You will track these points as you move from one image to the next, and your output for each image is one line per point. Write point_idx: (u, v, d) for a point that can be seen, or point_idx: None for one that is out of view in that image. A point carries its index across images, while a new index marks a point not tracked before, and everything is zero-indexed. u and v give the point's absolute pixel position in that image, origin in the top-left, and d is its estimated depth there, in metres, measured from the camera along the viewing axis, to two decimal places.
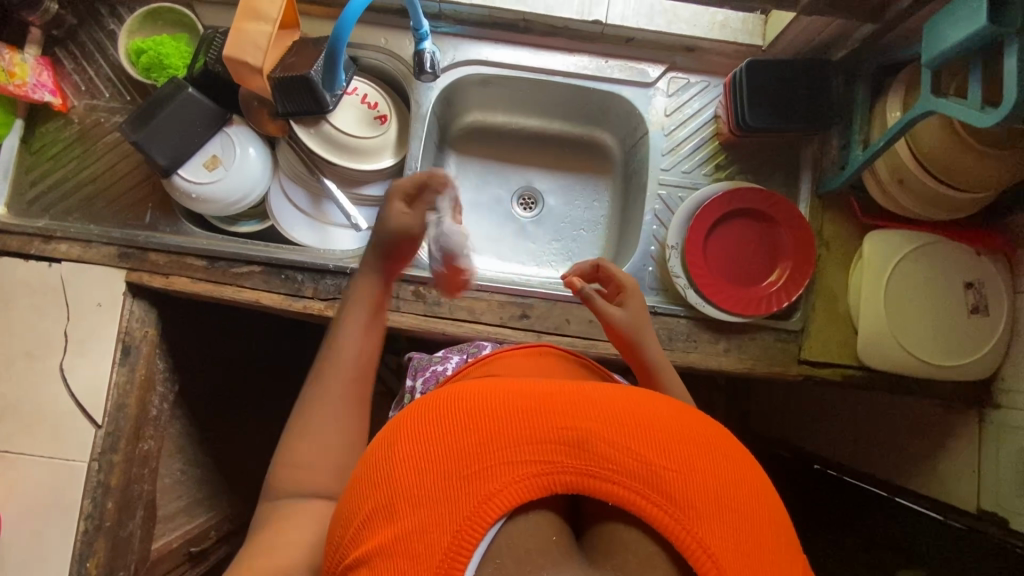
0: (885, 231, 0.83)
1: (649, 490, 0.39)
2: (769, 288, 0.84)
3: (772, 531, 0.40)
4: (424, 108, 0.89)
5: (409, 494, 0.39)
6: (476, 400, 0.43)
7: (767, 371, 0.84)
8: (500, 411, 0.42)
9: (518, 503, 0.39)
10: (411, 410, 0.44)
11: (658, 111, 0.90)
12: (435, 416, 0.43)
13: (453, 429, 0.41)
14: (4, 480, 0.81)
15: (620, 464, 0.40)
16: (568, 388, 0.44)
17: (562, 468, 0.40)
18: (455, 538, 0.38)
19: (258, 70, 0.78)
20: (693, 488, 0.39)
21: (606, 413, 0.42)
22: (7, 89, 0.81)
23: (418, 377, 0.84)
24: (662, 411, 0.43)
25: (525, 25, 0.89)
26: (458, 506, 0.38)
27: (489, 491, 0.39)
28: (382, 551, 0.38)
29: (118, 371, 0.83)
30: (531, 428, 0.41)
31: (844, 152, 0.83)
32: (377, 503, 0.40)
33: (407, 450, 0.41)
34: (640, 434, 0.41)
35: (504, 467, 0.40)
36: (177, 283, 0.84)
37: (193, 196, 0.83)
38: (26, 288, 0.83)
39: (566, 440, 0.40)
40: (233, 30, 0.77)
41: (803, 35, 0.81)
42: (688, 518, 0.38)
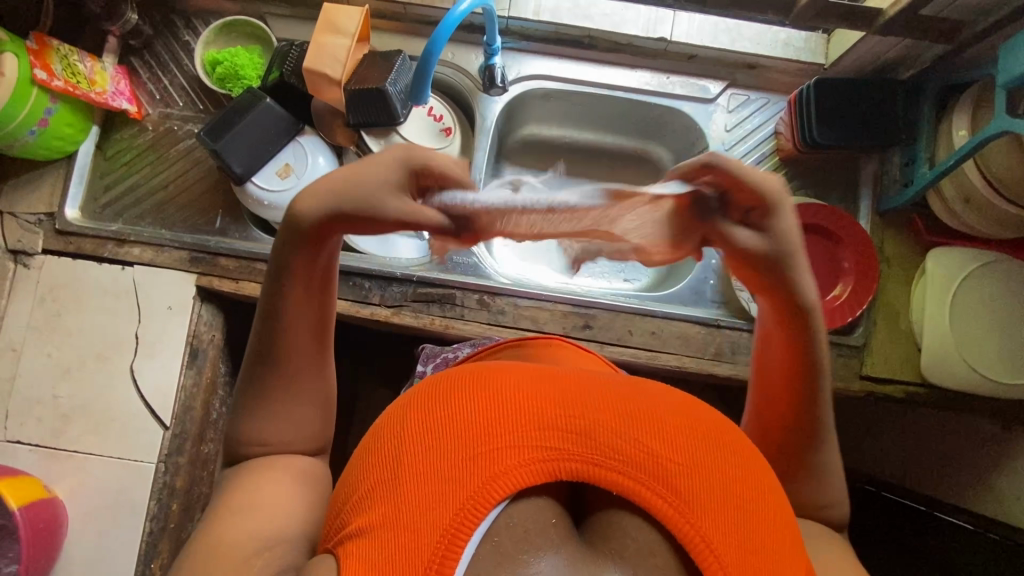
0: (949, 250, 0.83)
1: (654, 479, 0.42)
2: (832, 303, 0.85)
3: (763, 528, 0.42)
4: (489, 121, 0.91)
5: (417, 471, 0.42)
6: (491, 386, 0.46)
7: (828, 386, 0.84)
8: (514, 398, 0.44)
9: (523, 486, 0.42)
10: (427, 390, 0.47)
11: (719, 126, 0.91)
12: (447, 399, 0.45)
13: (468, 413, 0.44)
14: (72, 479, 0.81)
15: (624, 453, 0.42)
16: (578, 382, 0.47)
17: (568, 455, 0.42)
18: (457, 517, 0.40)
19: (335, 82, 0.80)
20: (695, 480, 0.42)
21: (615, 406, 0.45)
22: (89, 96, 0.83)
23: (430, 361, 0.84)
24: (669, 408, 0.46)
25: (590, 41, 0.91)
26: (465, 485, 0.41)
27: (496, 472, 0.41)
28: (384, 523, 0.41)
29: (186, 374, 0.84)
30: (541, 415, 0.44)
31: (909, 169, 0.83)
32: (386, 476, 0.43)
33: (418, 428, 0.44)
34: (645, 427, 0.44)
35: (510, 452, 0.42)
36: (246, 288, 0.85)
37: (265, 204, 0.84)
38: (100, 290, 0.85)
39: (574, 428, 0.43)
40: (314, 42, 0.79)
41: (868, 55, 0.83)
42: (688, 506, 0.41)
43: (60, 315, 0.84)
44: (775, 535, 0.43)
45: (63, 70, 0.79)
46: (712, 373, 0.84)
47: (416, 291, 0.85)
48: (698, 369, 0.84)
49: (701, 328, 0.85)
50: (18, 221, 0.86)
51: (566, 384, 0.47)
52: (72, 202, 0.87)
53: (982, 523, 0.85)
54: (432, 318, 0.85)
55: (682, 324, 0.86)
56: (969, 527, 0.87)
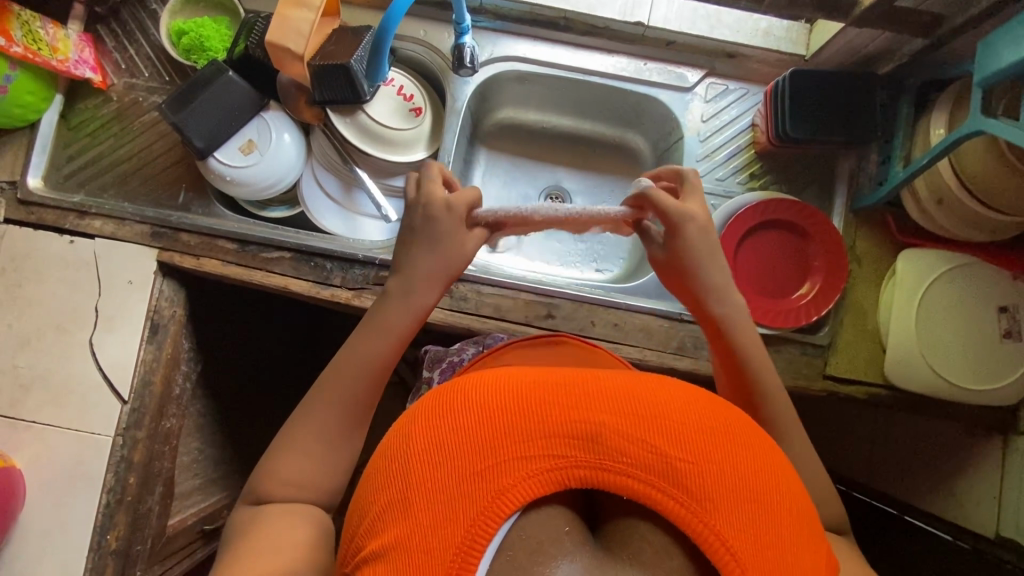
0: (919, 251, 0.82)
1: (667, 485, 0.40)
2: (799, 301, 0.83)
3: (786, 524, 0.40)
4: (459, 102, 0.89)
5: (426, 488, 0.41)
6: (490, 394, 0.44)
7: (791, 385, 0.83)
8: (515, 404, 0.43)
9: (531, 497, 0.41)
10: (428, 404, 0.47)
11: (695, 116, 0.89)
12: (449, 412, 0.44)
13: (469, 424, 0.43)
14: (30, 449, 0.82)
15: (633, 457, 0.41)
16: (583, 385, 0.46)
17: (576, 462, 0.41)
18: (469, 533, 0.39)
19: (299, 57, 0.78)
20: (711, 481, 0.40)
21: (620, 407, 0.43)
22: (50, 64, 0.81)
23: (434, 367, 0.85)
24: (678, 405, 0.44)
25: (565, 24, 0.88)
26: (473, 501, 0.40)
27: (504, 485, 0.40)
28: (398, 544, 0.40)
29: (146, 349, 0.84)
30: (544, 421, 0.42)
31: (883, 168, 0.82)
32: (394, 498, 0.42)
33: (423, 446, 0.43)
34: (655, 428, 0.42)
35: (516, 462, 0.41)
36: (207, 265, 0.84)
37: (227, 179, 0.83)
38: (60, 262, 0.84)
39: (580, 434, 0.42)
40: (277, 15, 0.77)
41: (848, 47, 0.80)
42: (706, 510, 0.39)
43: (21, 286, 0.84)
44: (796, 528, 0.41)
45: (23, 36, 0.77)
46: (673, 367, 0.83)
47: (378, 274, 0.84)
48: (660, 363, 0.83)
49: (663, 321, 0.84)
50: None
51: (570, 385, 0.45)
52: (35, 171, 0.86)
53: (958, 533, 0.84)
54: None
55: (645, 317, 0.85)
56: (944, 537, 0.86)
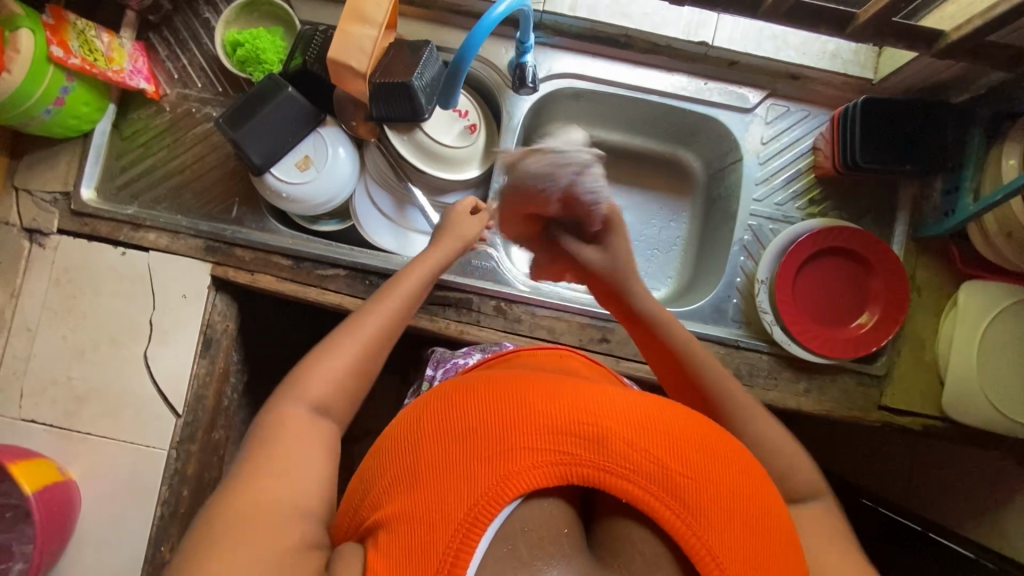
0: (983, 283, 0.81)
1: (666, 494, 0.41)
2: (857, 331, 0.82)
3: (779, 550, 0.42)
4: (515, 119, 0.88)
5: (432, 470, 0.43)
6: (504, 389, 0.46)
7: (846, 415, 0.83)
8: (527, 401, 0.45)
9: (534, 487, 0.42)
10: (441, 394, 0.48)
11: (755, 139, 0.87)
12: (457, 404, 0.46)
13: (479, 414, 0.44)
14: (85, 460, 0.82)
15: (636, 463, 0.42)
16: (592, 390, 0.47)
17: (579, 462, 0.42)
18: (465, 517, 0.40)
19: (360, 75, 0.76)
20: (704, 493, 0.42)
21: (631, 415, 0.45)
22: (106, 75, 0.80)
23: (439, 366, 0.82)
24: (680, 422, 0.46)
25: (626, 41, 0.86)
26: (472, 486, 0.41)
27: (509, 472, 0.42)
28: (402, 517, 0.41)
29: (200, 363, 0.84)
30: (553, 420, 0.43)
31: (950, 198, 0.80)
32: (401, 477, 0.44)
33: (433, 429, 0.45)
34: (659, 436, 0.43)
35: (520, 454, 0.42)
36: (261, 280, 0.84)
37: (283, 196, 0.82)
38: (115, 274, 0.84)
39: (585, 436, 0.43)
40: (338, 32, 0.75)
41: (921, 73, 0.78)
42: (701, 522, 0.40)
43: (76, 297, 0.84)
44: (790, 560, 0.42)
45: (80, 47, 0.76)
46: None
47: (433, 294, 0.84)
48: None
49: (719, 348, 0.84)
50: (34, 199, 0.85)
51: (581, 391, 0.46)
52: (88, 182, 0.86)
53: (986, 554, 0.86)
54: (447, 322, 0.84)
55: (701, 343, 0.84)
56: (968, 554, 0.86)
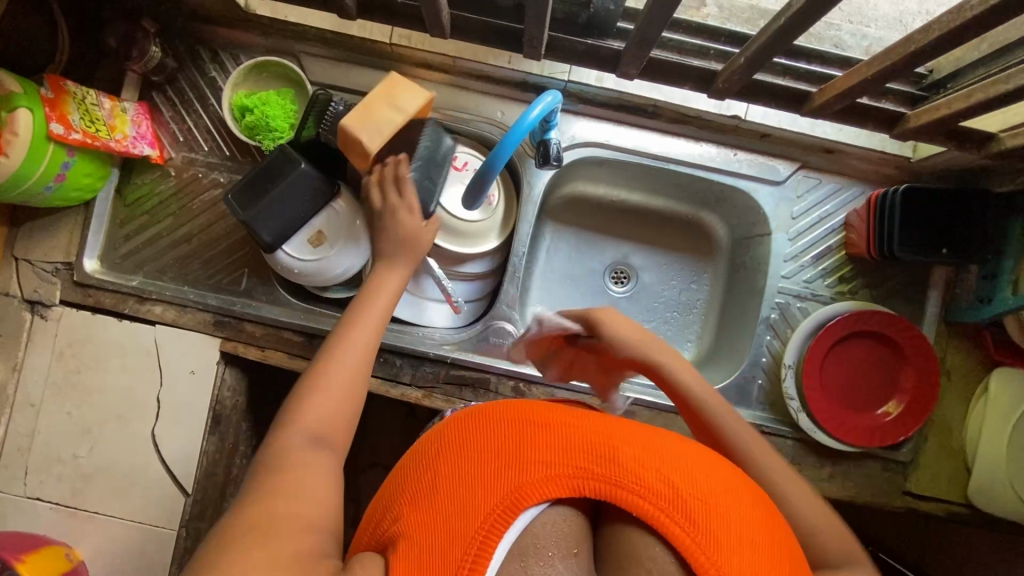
0: (1015, 372, 0.79)
1: (674, 511, 0.42)
2: (884, 418, 0.81)
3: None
4: (536, 188, 0.84)
5: (452, 483, 0.44)
6: (528, 409, 0.49)
7: (869, 501, 0.82)
8: (549, 421, 0.47)
9: (549, 498, 0.43)
10: (466, 420, 0.49)
11: (784, 213, 0.84)
12: (476, 427, 0.48)
13: (500, 427, 0.47)
14: (93, 540, 0.81)
15: (643, 479, 0.43)
16: (606, 421, 0.49)
17: (593, 476, 0.43)
18: (486, 520, 0.42)
19: (370, 152, 0.68)
20: (717, 519, 0.42)
21: (640, 441, 0.46)
22: (109, 146, 0.76)
23: None
24: (693, 455, 0.47)
25: (654, 110, 0.82)
26: (492, 491, 0.43)
27: (523, 483, 0.43)
28: (415, 531, 0.43)
29: (209, 440, 0.82)
30: (570, 436, 0.46)
31: (987, 283, 0.77)
32: (422, 489, 0.46)
33: (453, 450, 0.47)
34: (669, 462, 0.45)
35: (534, 466, 0.44)
36: (272, 358, 0.81)
37: (294, 271, 0.79)
38: (120, 349, 0.81)
39: (598, 452, 0.44)
40: (360, 104, 0.69)
41: (962, 158, 0.75)
42: (713, 547, 0.40)
43: (80, 372, 0.81)
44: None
45: (81, 119, 0.73)
46: None
47: (449, 373, 0.82)
48: None
49: None
50: (35, 270, 0.81)
51: (598, 425, 0.48)
52: (91, 252, 0.82)
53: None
54: (464, 402, 0.81)
55: None
56: None
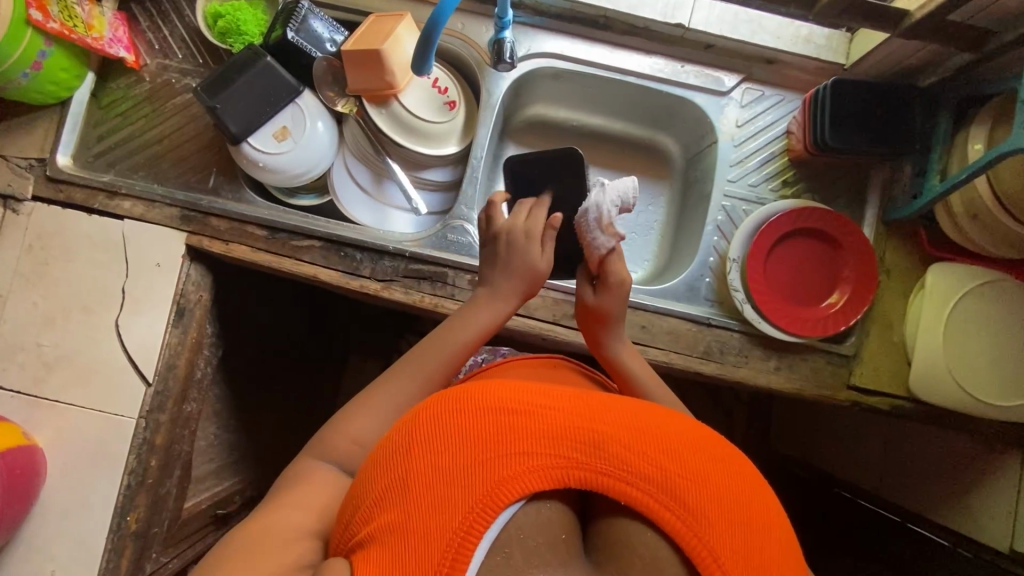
0: (950, 265, 0.82)
1: (663, 495, 0.44)
2: (828, 310, 0.84)
3: (774, 533, 0.47)
4: (494, 97, 0.89)
5: (432, 478, 0.44)
6: (501, 391, 0.49)
7: (814, 394, 0.84)
8: (526, 405, 0.48)
9: (531, 491, 0.44)
10: (441, 402, 0.49)
11: (730, 121, 0.89)
12: (450, 414, 0.48)
13: (475, 416, 0.47)
14: (52, 427, 0.82)
15: (631, 466, 0.45)
16: (587, 400, 0.49)
17: (578, 465, 0.45)
18: (468, 516, 0.43)
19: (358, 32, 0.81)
20: (698, 493, 0.45)
21: (621, 421, 0.48)
22: (86, 42, 0.80)
23: None
24: (675, 427, 0.49)
25: (605, 22, 0.88)
26: (476, 488, 0.44)
27: (503, 477, 0.44)
28: (398, 526, 0.43)
29: (171, 332, 0.84)
30: (551, 423, 0.46)
31: (918, 180, 0.81)
32: (397, 481, 0.45)
33: (428, 438, 0.47)
34: (651, 441, 0.47)
35: (518, 458, 0.45)
36: (236, 251, 0.84)
37: (259, 165, 0.82)
38: (88, 241, 0.83)
39: (584, 441, 0.46)
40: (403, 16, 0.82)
41: (890, 57, 0.80)
42: (698, 525, 0.44)
43: (47, 264, 0.83)
44: (785, 548, 0.47)
45: (60, 13, 0.76)
46: (699, 372, 0.83)
47: (408, 267, 0.84)
48: (685, 367, 0.83)
49: (692, 325, 0.85)
50: (8, 165, 0.84)
51: (580, 406, 0.48)
52: (65, 149, 0.86)
53: (959, 541, 0.88)
54: (422, 295, 0.83)
55: (674, 320, 0.85)
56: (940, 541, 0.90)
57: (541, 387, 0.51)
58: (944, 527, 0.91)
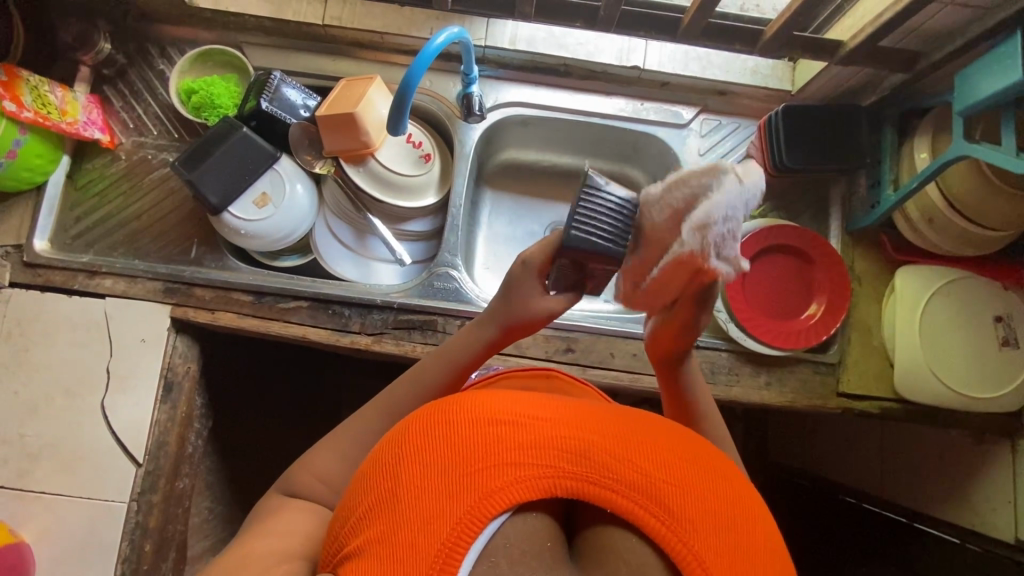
0: (917, 267, 0.86)
1: (650, 501, 0.42)
2: (807, 322, 0.86)
3: (763, 540, 0.44)
4: (467, 147, 0.92)
5: (418, 488, 0.42)
6: (489, 401, 0.46)
7: (807, 404, 0.86)
8: (514, 415, 0.45)
9: (516, 503, 0.42)
10: (430, 411, 0.47)
11: (693, 151, 0.93)
12: (439, 423, 0.45)
13: (463, 426, 0.44)
14: (38, 520, 0.78)
15: (619, 473, 0.43)
16: (575, 410, 0.48)
17: (565, 473, 0.43)
18: (454, 530, 0.40)
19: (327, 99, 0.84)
20: (684, 499, 0.43)
21: (606, 430, 0.46)
22: (61, 127, 0.81)
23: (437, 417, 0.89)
24: (658, 433, 0.48)
25: (565, 69, 0.93)
26: (462, 500, 0.41)
27: (490, 488, 0.42)
28: (383, 539, 0.41)
29: (160, 408, 0.82)
30: (539, 434, 0.44)
31: (875, 191, 0.86)
32: (382, 494, 0.43)
33: (416, 449, 0.44)
34: (638, 449, 0.45)
35: (506, 467, 0.42)
36: (222, 318, 0.84)
37: (241, 233, 0.83)
38: (69, 324, 0.82)
39: (570, 449, 0.44)
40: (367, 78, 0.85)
41: (832, 81, 0.86)
42: (685, 529, 0.41)
43: (28, 351, 0.81)
44: (776, 554, 0.44)
45: (33, 101, 0.77)
46: None
47: (397, 318, 0.85)
48: None
49: None
50: None
51: (566, 413, 0.47)
52: (42, 233, 0.85)
53: (965, 536, 0.90)
54: (413, 345, 0.84)
55: None
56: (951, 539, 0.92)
57: (528, 396, 0.49)
58: (947, 523, 0.93)
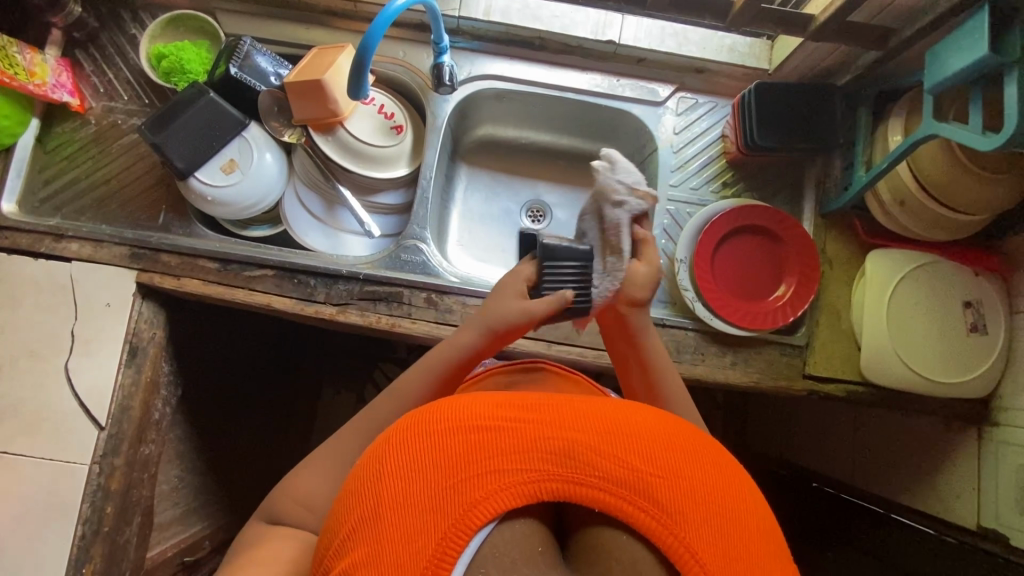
0: (886, 251, 0.85)
1: (638, 497, 0.41)
2: (775, 303, 0.86)
3: (756, 525, 0.43)
4: (440, 119, 0.91)
5: (398, 505, 0.41)
6: (466, 410, 0.45)
7: (772, 385, 0.85)
8: (492, 419, 0.44)
9: (505, 509, 0.41)
10: (407, 423, 0.46)
11: (667, 129, 0.92)
12: (416, 438, 0.44)
13: (441, 439, 0.43)
14: (0, 481, 0.79)
15: (604, 471, 0.42)
16: (555, 405, 0.46)
17: (547, 476, 0.42)
18: (441, 543, 0.40)
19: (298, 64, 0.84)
20: (673, 491, 0.41)
21: (589, 424, 0.44)
22: (27, 88, 0.81)
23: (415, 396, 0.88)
24: (644, 420, 0.46)
25: (540, 43, 0.92)
26: (446, 513, 0.40)
27: (474, 498, 0.41)
28: (367, 564, 0.40)
29: (124, 373, 0.82)
30: (519, 436, 0.43)
31: (847, 173, 0.85)
32: (367, 512, 0.42)
33: (393, 465, 0.43)
34: (624, 442, 0.43)
35: (488, 475, 0.41)
36: (188, 285, 0.84)
37: (208, 199, 0.83)
38: (34, 286, 0.82)
39: (554, 450, 0.42)
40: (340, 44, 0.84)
41: (808, 58, 0.85)
42: (673, 521, 0.40)
43: None
44: (769, 536, 0.43)
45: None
46: None
47: (363, 289, 0.84)
48: None
49: None
50: None
51: (547, 409, 0.45)
52: (9, 196, 0.85)
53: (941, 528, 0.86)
54: (379, 316, 0.84)
55: None
56: (927, 530, 0.88)
57: (508, 396, 0.47)
58: (915, 510, 0.91)
